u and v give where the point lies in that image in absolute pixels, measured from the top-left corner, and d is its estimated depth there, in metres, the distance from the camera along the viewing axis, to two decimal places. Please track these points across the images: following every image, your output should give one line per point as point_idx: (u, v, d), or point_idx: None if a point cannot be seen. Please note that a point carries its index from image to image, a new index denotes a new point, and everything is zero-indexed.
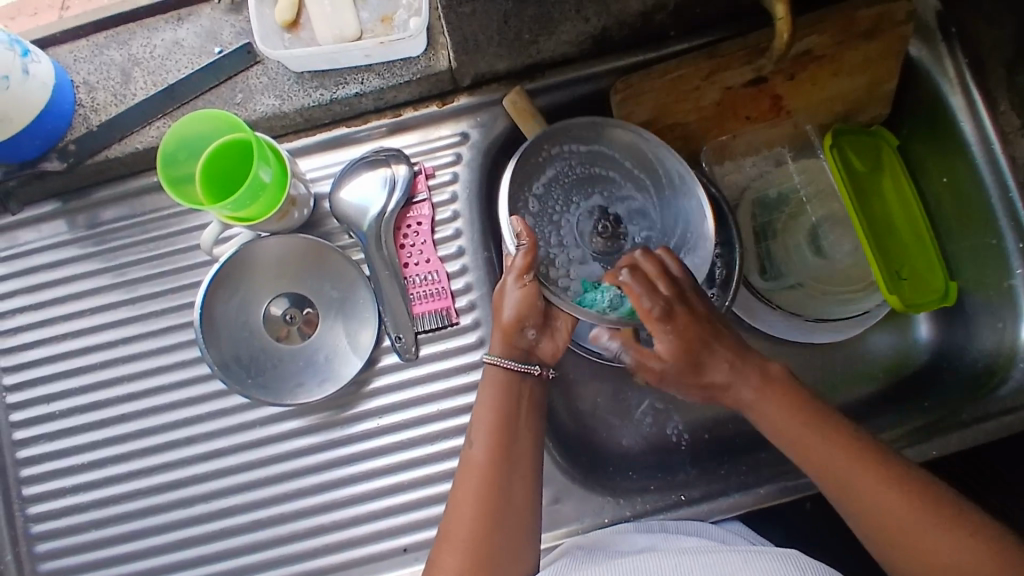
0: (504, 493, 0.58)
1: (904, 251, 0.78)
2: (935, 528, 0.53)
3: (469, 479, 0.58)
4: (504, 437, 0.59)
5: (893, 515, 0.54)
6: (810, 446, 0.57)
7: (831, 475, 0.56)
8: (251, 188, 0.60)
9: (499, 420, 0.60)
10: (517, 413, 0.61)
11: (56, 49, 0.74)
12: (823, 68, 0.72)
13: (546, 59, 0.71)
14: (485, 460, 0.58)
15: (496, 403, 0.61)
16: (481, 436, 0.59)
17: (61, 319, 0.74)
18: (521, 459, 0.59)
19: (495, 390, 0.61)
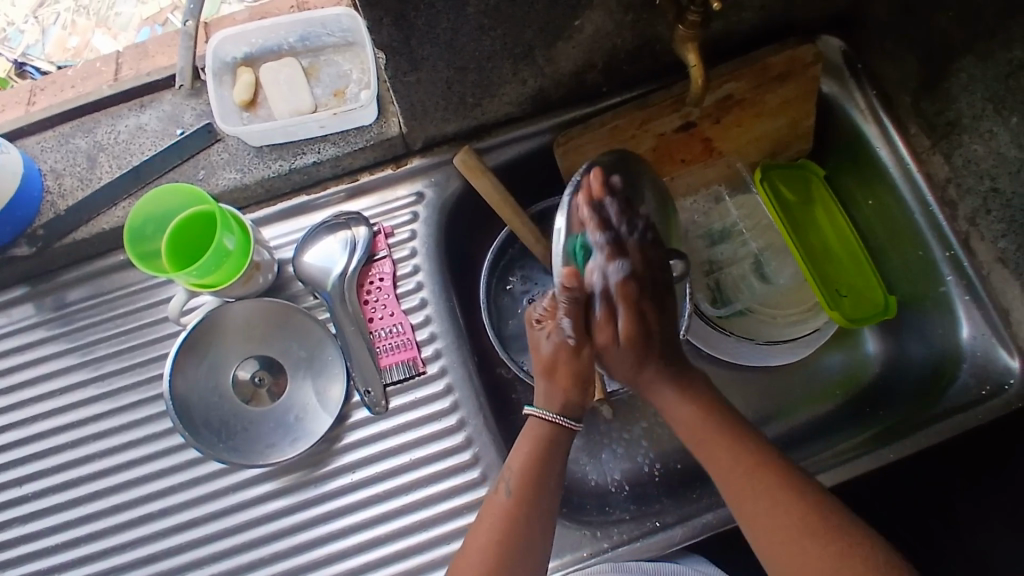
0: (522, 538, 0.59)
1: (843, 272, 0.83)
2: (809, 540, 0.56)
3: (489, 520, 0.60)
4: (528, 484, 0.61)
5: (736, 482, 0.59)
6: (719, 444, 0.61)
7: (687, 426, 0.62)
8: (215, 255, 0.63)
9: (530, 470, 0.61)
10: (549, 469, 0.62)
11: (24, 141, 0.77)
12: (747, 110, 0.79)
13: (491, 119, 0.76)
14: (509, 505, 0.60)
15: (526, 458, 0.62)
16: (507, 480, 0.61)
17: (31, 400, 0.75)
18: (546, 506, 0.61)
19: (534, 441, 0.62)
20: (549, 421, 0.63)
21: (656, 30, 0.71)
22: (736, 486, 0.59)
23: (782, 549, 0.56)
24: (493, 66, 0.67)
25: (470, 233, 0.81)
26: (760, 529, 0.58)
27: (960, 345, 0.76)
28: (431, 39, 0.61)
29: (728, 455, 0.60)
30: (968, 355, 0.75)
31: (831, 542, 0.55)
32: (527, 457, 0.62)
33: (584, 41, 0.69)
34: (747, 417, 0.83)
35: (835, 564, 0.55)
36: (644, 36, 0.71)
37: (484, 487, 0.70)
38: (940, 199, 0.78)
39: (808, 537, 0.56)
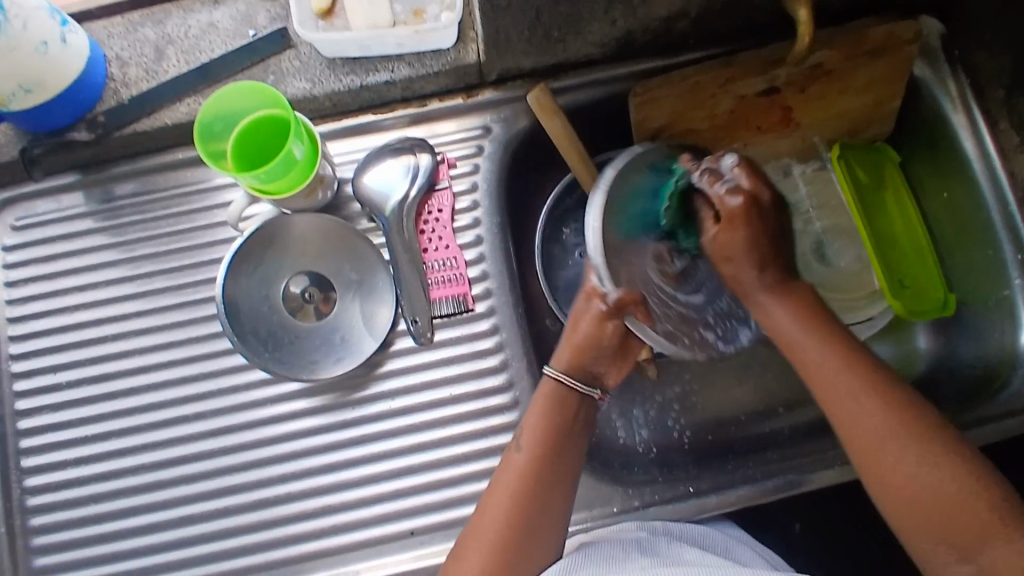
0: (539, 494, 0.59)
1: (906, 262, 0.80)
2: (920, 472, 0.54)
3: (510, 483, 0.60)
4: (546, 447, 0.61)
5: (862, 416, 0.57)
6: (836, 397, 0.59)
7: (817, 379, 0.60)
8: (282, 163, 0.61)
9: (548, 432, 0.61)
10: (565, 431, 0.62)
11: (90, 23, 0.75)
12: (833, 83, 0.76)
13: (571, 59, 0.74)
14: (526, 465, 0.60)
15: (544, 419, 0.62)
16: (521, 439, 0.62)
17: (73, 290, 0.74)
18: (561, 471, 0.61)
19: (548, 406, 0.63)
20: (568, 388, 0.63)
21: None
22: (825, 393, 0.59)
23: (876, 476, 0.56)
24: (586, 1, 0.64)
25: (533, 175, 0.79)
26: (876, 477, 0.56)
27: (1017, 349, 0.74)
28: None
29: (822, 360, 0.60)
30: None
31: (909, 452, 0.55)
32: (547, 417, 0.62)
33: None
34: (784, 396, 0.82)
35: (936, 480, 0.54)
36: None
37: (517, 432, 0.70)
38: (1020, 199, 0.75)
39: (857, 400, 0.58)
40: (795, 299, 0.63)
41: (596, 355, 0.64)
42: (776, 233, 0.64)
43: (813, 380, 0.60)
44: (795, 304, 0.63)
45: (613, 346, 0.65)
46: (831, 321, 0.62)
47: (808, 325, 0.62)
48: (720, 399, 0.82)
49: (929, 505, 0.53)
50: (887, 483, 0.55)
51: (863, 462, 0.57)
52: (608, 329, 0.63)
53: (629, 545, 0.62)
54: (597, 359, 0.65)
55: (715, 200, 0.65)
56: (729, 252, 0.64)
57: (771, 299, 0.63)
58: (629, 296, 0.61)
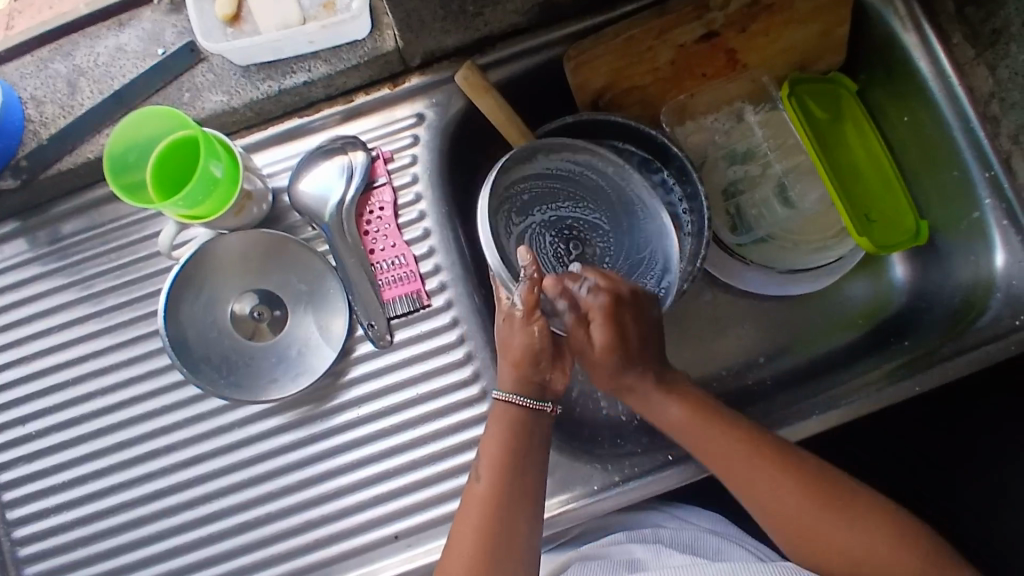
0: (505, 523, 0.59)
1: (872, 196, 0.78)
2: (839, 525, 0.59)
3: (471, 516, 0.60)
4: (507, 474, 0.60)
5: (785, 503, 0.60)
6: (730, 456, 0.61)
7: (740, 479, 0.62)
8: (202, 182, 0.59)
9: (506, 457, 0.61)
10: (523, 452, 0.61)
11: (1, 67, 0.73)
12: (774, 17, 0.73)
13: (495, 31, 0.70)
14: (488, 494, 0.60)
15: (501, 439, 0.61)
16: (481, 468, 0.61)
17: (28, 339, 0.73)
18: (524, 496, 0.60)
19: (502, 426, 0.62)
20: (511, 404, 0.62)
21: None
22: (741, 486, 0.62)
23: (807, 549, 0.60)
24: None
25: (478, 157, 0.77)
26: (788, 531, 0.60)
27: (994, 273, 0.71)
28: None
29: (740, 469, 0.61)
30: (1002, 285, 0.70)
31: (840, 519, 0.59)
32: (503, 442, 0.61)
33: None
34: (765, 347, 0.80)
35: (872, 551, 0.58)
36: None
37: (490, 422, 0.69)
38: (981, 115, 0.71)
39: (767, 477, 0.61)
40: (681, 398, 0.64)
41: (536, 366, 0.62)
42: (642, 315, 0.63)
43: (726, 471, 0.62)
44: (687, 407, 0.63)
45: (550, 356, 0.62)
46: (725, 411, 0.63)
47: (711, 429, 0.62)
48: (702, 355, 0.80)
49: (862, 557, 0.58)
50: (817, 550, 0.59)
51: (805, 554, 0.60)
52: (537, 331, 0.61)
53: (618, 563, 0.64)
54: (537, 370, 0.62)
55: (603, 336, 0.62)
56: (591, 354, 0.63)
57: (640, 396, 0.65)
58: (532, 289, 0.60)
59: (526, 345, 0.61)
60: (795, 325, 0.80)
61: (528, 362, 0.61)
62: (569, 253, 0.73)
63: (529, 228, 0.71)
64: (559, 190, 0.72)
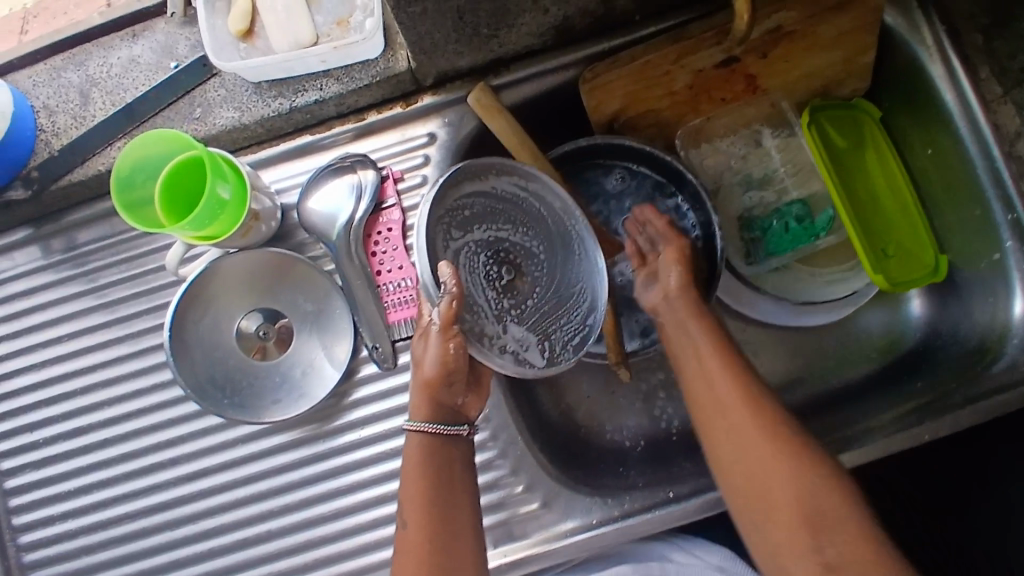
0: (447, 558, 0.57)
1: (891, 229, 0.76)
2: (797, 488, 0.55)
3: (410, 563, 0.57)
4: (433, 509, 0.58)
5: (750, 451, 0.57)
6: (709, 393, 0.60)
7: (706, 417, 0.60)
8: (210, 204, 0.59)
9: (428, 492, 0.58)
10: (444, 482, 0.59)
11: (15, 75, 0.73)
12: (797, 43, 0.70)
13: (510, 52, 0.69)
14: (420, 538, 0.57)
15: (421, 475, 0.59)
16: (407, 513, 0.58)
17: (38, 346, 0.74)
18: (455, 521, 0.59)
19: (418, 460, 0.59)
20: (433, 434, 0.60)
21: None
22: (703, 422, 0.60)
23: (763, 503, 0.55)
24: None
25: None
26: (754, 492, 0.56)
27: (1010, 321, 0.69)
28: None
29: (726, 405, 0.59)
30: (1019, 330, 0.69)
31: (798, 481, 0.55)
32: (423, 478, 0.59)
33: None
34: (775, 379, 0.79)
35: (842, 519, 0.53)
36: None
37: (492, 449, 0.69)
38: (1007, 153, 0.69)
39: (743, 415, 0.58)
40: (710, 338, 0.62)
41: (450, 386, 0.60)
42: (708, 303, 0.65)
43: (698, 403, 0.61)
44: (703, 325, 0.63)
45: (463, 373, 0.60)
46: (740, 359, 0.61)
47: (719, 362, 0.61)
48: None
49: (824, 523, 0.53)
50: (769, 505, 0.55)
51: (756, 502, 0.56)
52: (453, 350, 0.58)
53: None
54: (450, 394, 0.61)
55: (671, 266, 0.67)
56: (673, 294, 0.66)
57: (680, 332, 0.64)
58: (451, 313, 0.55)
59: (438, 359, 0.58)
60: (806, 358, 0.79)
61: (440, 383, 0.59)
62: (501, 282, 0.60)
63: (466, 244, 0.59)
64: (496, 214, 0.62)
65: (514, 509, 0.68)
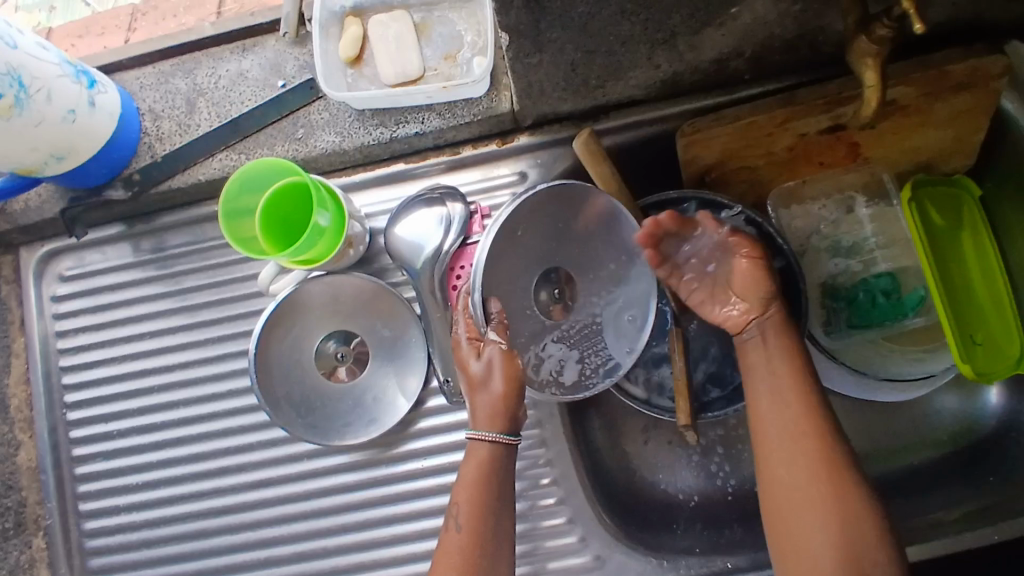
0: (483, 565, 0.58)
1: (980, 315, 0.73)
2: (814, 512, 0.56)
3: (447, 563, 0.58)
4: (480, 517, 0.59)
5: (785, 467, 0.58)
6: (768, 401, 0.60)
7: (762, 431, 0.60)
8: (311, 236, 0.60)
9: (477, 501, 0.59)
10: (495, 489, 0.60)
11: (123, 75, 0.74)
12: (908, 118, 0.68)
13: (612, 102, 0.68)
14: (464, 542, 0.58)
15: (474, 482, 0.59)
16: (456, 515, 0.59)
17: (120, 341, 0.76)
18: (499, 531, 0.59)
19: (474, 466, 0.60)
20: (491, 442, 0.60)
21: (825, 21, 0.61)
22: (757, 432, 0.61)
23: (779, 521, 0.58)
24: (627, 51, 0.60)
25: None
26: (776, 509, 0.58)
27: None
28: (563, 21, 0.54)
29: (775, 421, 0.59)
30: None
31: (816, 505, 0.56)
32: (474, 481, 0.60)
33: (736, 29, 0.60)
34: None
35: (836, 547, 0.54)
36: (807, 27, 0.61)
37: (552, 494, 0.71)
38: None
39: (786, 436, 0.59)
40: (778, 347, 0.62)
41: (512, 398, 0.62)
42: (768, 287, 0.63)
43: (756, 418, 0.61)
44: (777, 341, 0.62)
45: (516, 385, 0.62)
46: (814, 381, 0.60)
47: (789, 379, 0.60)
48: None
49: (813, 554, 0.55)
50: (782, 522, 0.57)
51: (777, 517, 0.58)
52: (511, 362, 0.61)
53: None
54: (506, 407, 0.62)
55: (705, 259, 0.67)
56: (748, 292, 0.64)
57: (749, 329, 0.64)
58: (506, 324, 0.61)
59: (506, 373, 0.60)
60: (875, 435, 0.77)
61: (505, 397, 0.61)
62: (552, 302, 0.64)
63: None
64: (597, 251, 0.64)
65: (569, 559, 0.70)
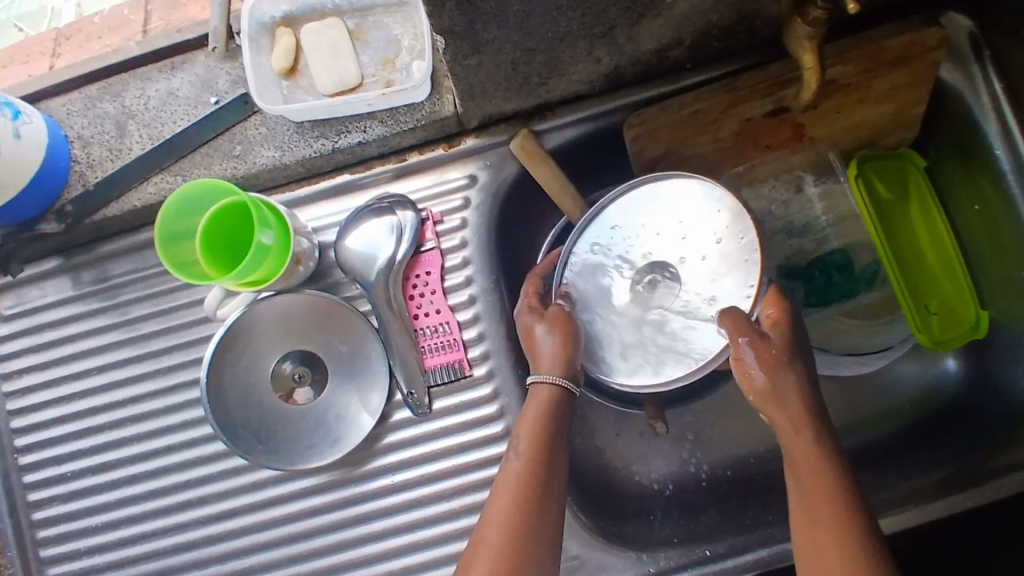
0: (538, 508, 0.53)
1: (933, 284, 0.75)
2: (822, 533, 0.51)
3: (506, 490, 0.54)
4: (541, 455, 0.55)
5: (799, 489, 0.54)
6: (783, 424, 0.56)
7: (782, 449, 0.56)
8: (255, 256, 0.58)
9: (535, 438, 0.56)
10: (558, 435, 0.57)
11: (47, 102, 0.71)
12: (850, 95, 0.69)
13: (557, 98, 0.68)
14: (524, 472, 0.54)
15: (534, 421, 0.57)
16: (518, 447, 0.56)
17: (69, 378, 0.73)
18: (555, 476, 0.55)
19: (534, 409, 0.58)
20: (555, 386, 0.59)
21: (761, 4, 0.60)
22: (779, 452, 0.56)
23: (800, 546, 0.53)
24: (566, 46, 0.59)
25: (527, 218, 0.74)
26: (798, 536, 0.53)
27: None
28: (498, 21, 0.53)
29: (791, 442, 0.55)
30: None
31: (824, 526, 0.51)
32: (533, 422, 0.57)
33: (674, 19, 0.59)
34: None
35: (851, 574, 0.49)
36: (744, 12, 0.61)
37: None
38: None
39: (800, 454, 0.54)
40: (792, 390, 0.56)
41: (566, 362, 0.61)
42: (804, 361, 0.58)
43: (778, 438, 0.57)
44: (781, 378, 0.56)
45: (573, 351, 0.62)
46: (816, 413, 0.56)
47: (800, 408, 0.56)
48: (735, 435, 0.78)
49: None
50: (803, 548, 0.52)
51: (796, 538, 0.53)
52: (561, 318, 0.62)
53: None
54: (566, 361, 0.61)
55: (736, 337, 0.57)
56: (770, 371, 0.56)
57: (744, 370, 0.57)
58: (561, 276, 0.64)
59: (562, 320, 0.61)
60: (842, 410, 0.78)
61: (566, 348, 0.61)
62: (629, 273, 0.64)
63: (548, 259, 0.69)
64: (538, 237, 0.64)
65: None
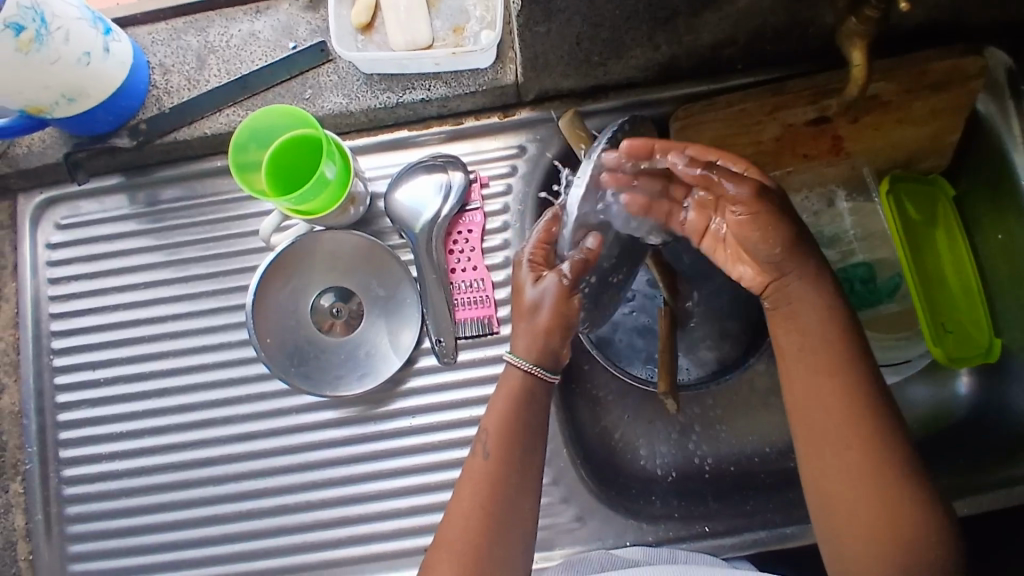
0: (506, 498, 0.57)
1: (951, 305, 0.77)
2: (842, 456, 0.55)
3: (468, 488, 0.58)
4: (508, 445, 0.59)
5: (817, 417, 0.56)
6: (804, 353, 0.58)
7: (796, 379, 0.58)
8: (315, 185, 0.62)
9: (503, 429, 0.59)
10: (529, 423, 0.59)
11: (135, 29, 0.76)
12: (889, 113, 0.72)
13: (611, 81, 0.72)
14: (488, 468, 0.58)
15: (503, 411, 0.60)
16: (485, 441, 0.59)
17: (114, 290, 0.77)
18: (524, 462, 0.59)
19: (507, 390, 0.60)
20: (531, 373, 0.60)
21: (816, 12, 0.64)
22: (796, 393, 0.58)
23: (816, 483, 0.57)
24: (629, 28, 0.63)
25: None
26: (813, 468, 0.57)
27: None
28: None
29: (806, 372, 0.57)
30: None
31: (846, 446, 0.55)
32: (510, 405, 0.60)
33: (733, 15, 0.63)
34: None
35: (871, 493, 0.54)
36: (799, 18, 0.65)
37: None
38: None
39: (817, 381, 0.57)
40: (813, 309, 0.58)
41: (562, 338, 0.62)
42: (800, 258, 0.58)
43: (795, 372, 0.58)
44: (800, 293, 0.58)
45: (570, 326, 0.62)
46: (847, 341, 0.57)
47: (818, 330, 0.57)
48: (741, 429, 0.80)
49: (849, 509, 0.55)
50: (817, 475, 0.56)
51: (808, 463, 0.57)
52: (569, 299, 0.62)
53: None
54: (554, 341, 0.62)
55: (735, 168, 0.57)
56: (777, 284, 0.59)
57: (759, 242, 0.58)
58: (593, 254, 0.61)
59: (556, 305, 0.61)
60: None
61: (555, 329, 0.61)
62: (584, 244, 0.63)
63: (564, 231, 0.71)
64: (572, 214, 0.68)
65: (551, 521, 0.71)
